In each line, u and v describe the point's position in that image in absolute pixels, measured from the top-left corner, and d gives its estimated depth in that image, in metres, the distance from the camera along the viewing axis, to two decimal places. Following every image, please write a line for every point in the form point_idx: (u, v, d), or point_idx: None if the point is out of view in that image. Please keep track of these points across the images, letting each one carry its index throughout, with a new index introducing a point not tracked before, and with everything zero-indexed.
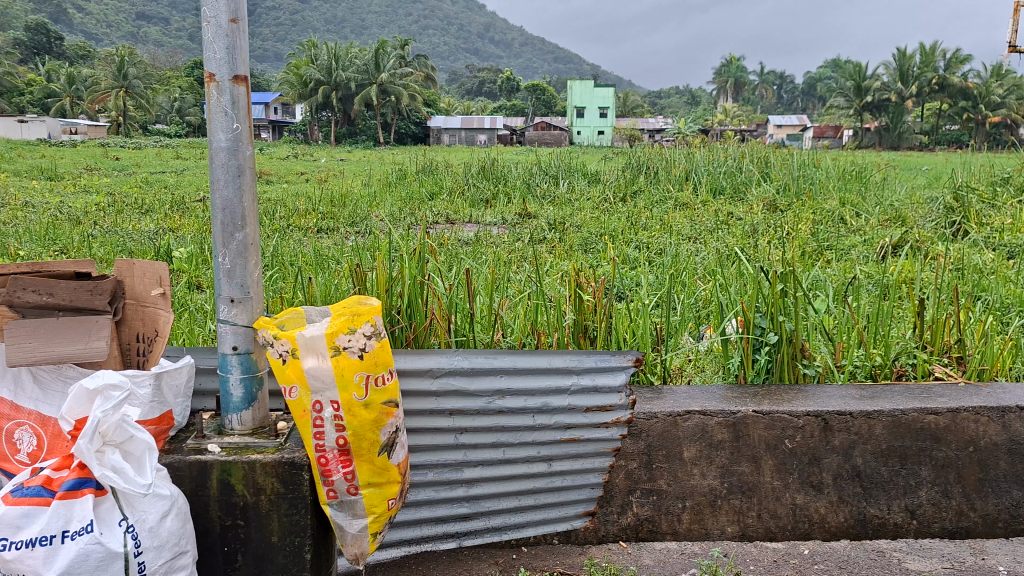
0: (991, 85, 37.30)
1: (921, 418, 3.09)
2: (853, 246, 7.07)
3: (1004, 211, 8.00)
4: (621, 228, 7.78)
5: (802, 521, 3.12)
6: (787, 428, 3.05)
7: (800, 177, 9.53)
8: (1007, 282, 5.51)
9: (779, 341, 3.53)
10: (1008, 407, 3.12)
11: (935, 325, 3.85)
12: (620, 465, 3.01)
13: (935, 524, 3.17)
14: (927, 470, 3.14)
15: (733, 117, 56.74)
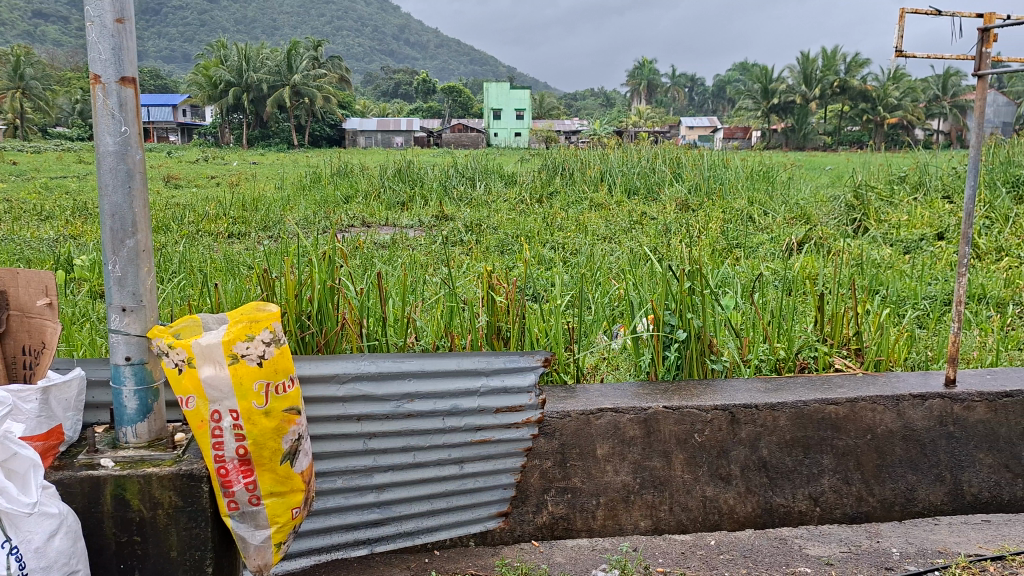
0: (888, 88, 38.98)
1: (823, 409, 3.21)
2: (760, 244, 7.29)
3: (901, 208, 8.38)
4: (537, 230, 7.83)
5: (712, 512, 3.19)
6: (696, 422, 3.12)
7: (710, 177, 9.78)
8: (903, 276, 5.77)
9: (687, 338, 3.61)
10: (902, 395, 3.28)
11: (835, 318, 4.00)
12: (534, 465, 3.04)
13: (837, 510, 3.29)
14: (829, 458, 3.26)
15: (647, 119, 57.82)
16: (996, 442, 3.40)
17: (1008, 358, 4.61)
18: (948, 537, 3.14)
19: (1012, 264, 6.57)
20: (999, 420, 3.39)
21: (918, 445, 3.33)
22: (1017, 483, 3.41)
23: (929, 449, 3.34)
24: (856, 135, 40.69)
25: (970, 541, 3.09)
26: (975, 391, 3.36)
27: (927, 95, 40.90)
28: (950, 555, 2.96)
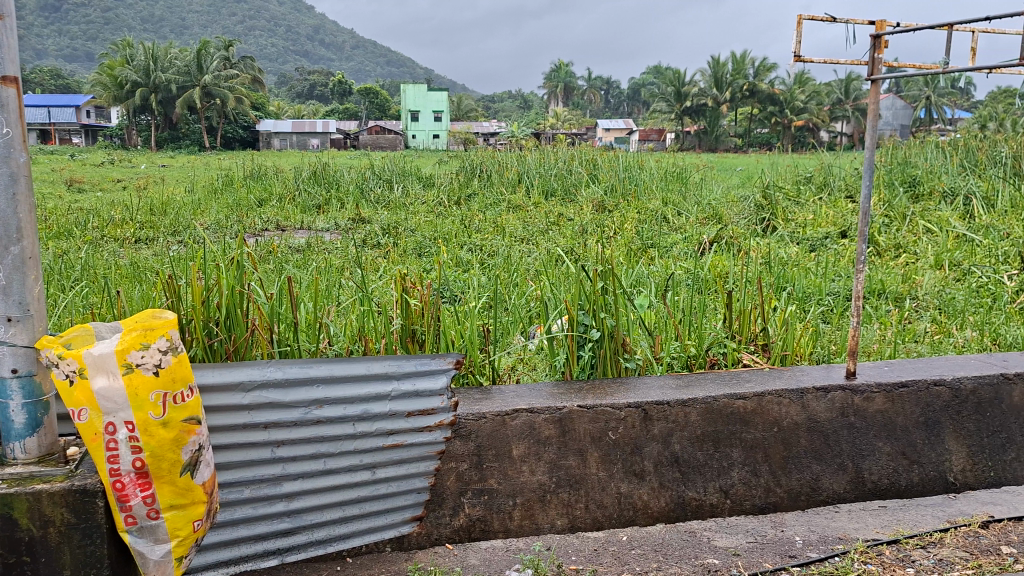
0: (795, 92, 40.29)
1: (731, 403, 3.31)
2: (674, 243, 7.45)
3: (807, 208, 8.69)
4: (454, 232, 7.82)
5: (627, 508, 3.24)
6: (609, 421, 3.17)
7: (626, 178, 9.94)
8: (809, 272, 5.97)
9: (601, 337, 3.66)
10: (806, 388, 3.40)
11: (743, 315, 4.12)
12: (450, 467, 3.03)
13: (746, 502, 3.38)
14: (738, 452, 3.36)
15: (564, 121, 58.37)
16: (893, 431, 3.56)
17: (905, 350, 4.84)
18: (848, 523, 3.26)
19: (909, 260, 6.89)
20: (896, 410, 3.56)
21: (822, 436, 3.46)
22: (912, 470, 3.58)
23: (832, 440, 3.47)
24: (765, 137, 41.95)
25: (869, 526, 3.22)
26: (874, 382, 3.52)
27: (831, 99, 42.47)
28: (849, 541, 3.08)
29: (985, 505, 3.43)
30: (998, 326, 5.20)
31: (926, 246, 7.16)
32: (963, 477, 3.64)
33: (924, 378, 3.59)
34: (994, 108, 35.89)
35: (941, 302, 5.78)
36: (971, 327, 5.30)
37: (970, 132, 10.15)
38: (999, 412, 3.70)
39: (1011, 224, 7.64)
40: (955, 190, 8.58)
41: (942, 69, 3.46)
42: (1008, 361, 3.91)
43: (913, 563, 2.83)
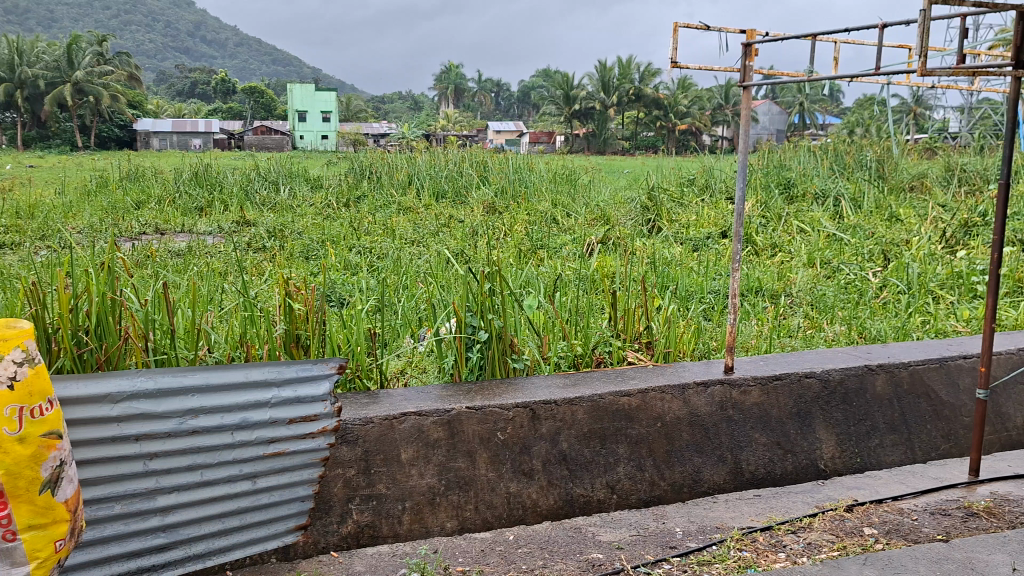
0: (678, 97, 41.57)
1: (616, 400, 3.42)
2: (563, 244, 7.54)
3: (690, 209, 8.98)
4: (343, 234, 7.69)
5: (516, 507, 3.26)
6: (498, 421, 3.21)
7: (516, 180, 10.02)
8: (692, 272, 6.16)
9: (489, 338, 3.68)
10: (687, 384, 3.56)
11: (627, 314, 4.22)
12: (337, 474, 2.98)
13: (632, 496, 3.46)
14: (624, 448, 3.45)
15: (455, 123, 58.30)
16: (769, 422, 3.74)
17: (780, 345, 5.07)
18: (726, 513, 3.39)
19: (785, 259, 7.21)
20: (771, 402, 3.74)
21: (702, 429, 3.60)
22: (787, 459, 3.75)
23: (712, 433, 3.62)
24: (651, 141, 43.06)
25: (744, 515, 3.35)
26: (750, 376, 3.70)
27: (712, 104, 44.04)
28: (726, 530, 3.20)
29: (851, 489, 3.62)
30: (865, 321, 5.52)
31: (799, 245, 7.51)
32: (833, 464, 3.84)
33: (796, 371, 3.80)
34: (861, 114, 38.07)
35: (813, 299, 6.08)
36: (841, 322, 5.60)
37: (839, 136, 10.73)
38: (865, 401, 3.94)
39: (876, 224, 8.12)
40: (825, 193, 9.06)
41: (809, 78, 3.66)
42: (871, 353, 4.16)
43: (785, 547, 2.95)
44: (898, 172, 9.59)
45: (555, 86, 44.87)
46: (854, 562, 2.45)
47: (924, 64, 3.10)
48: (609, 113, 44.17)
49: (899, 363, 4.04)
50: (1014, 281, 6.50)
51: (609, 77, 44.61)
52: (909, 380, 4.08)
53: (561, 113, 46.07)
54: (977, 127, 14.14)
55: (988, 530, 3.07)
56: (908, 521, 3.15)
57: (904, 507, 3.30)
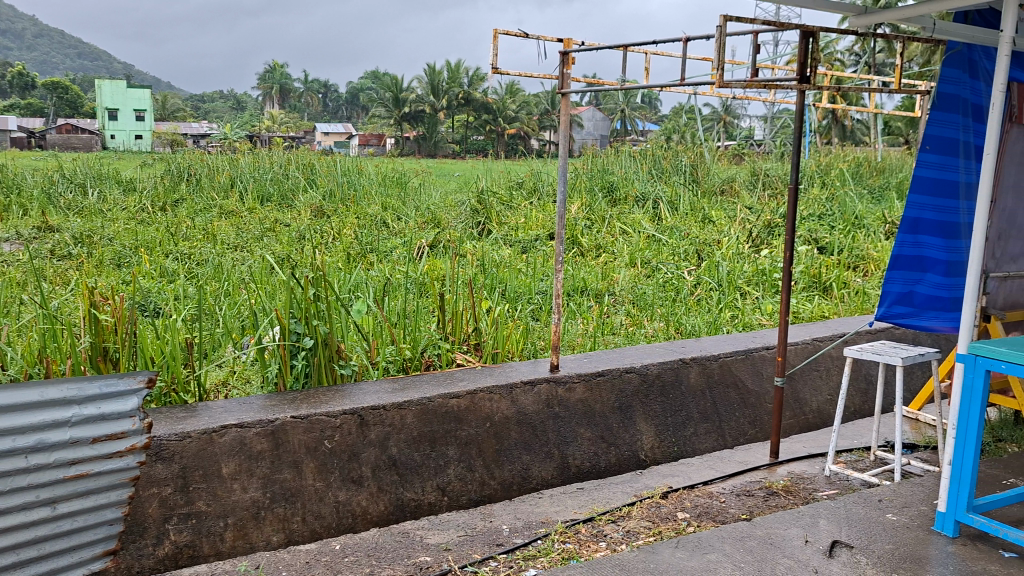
0: (507, 102, 42.34)
1: (445, 402, 3.47)
2: (394, 248, 7.49)
3: (518, 212, 9.18)
4: (159, 240, 7.28)
5: (345, 516, 3.19)
6: (325, 429, 3.17)
7: (344, 183, 9.86)
8: (520, 273, 6.30)
9: (314, 345, 3.61)
10: (514, 383, 3.67)
11: (455, 316, 4.26)
12: (152, 493, 2.81)
13: (463, 497, 3.49)
14: (453, 449, 3.49)
15: (281, 124, 56.52)
16: (592, 417, 3.90)
17: (604, 342, 5.28)
18: (550, 507, 3.49)
19: (608, 259, 7.51)
20: (594, 398, 3.91)
21: (529, 427, 3.71)
22: (610, 451, 3.91)
23: (539, 430, 3.73)
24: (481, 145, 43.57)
25: (567, 508, 3.46)
26: (574, 373, 3.86)
27: (540, 109, 45.20)
28: (551, 524, 3.29)
29: (667, 477, 3.82)
30: (681, 317, 5.86)
31: (622, 245, 7.85)
32: (653, 454, 4.04)
33: (617, 366, 4.00)
34: (676, 121, 40.34)
35: (634, 297, 6.36)
36: (659, 318, 5.91)
37: (656, 141, 11.23)
38: (680, 393, 4.20)
39: (690, 225, 8.60)
40: (645, 195, 9.51)
41: (622, 86, 3.86)
42: (685, 347, 4.43)
43: (605, 536, 3.07)
44: (710, 177, 10.21)
45: (383, 88, 44.43)
46: (667, 545, 2.57)
47: (721, 75, 3.34)
48: (440, 117, 44.25)
49: (710, 356, 4.34)
50: (811, 277, 7.09)
51: (438, 80, 44.69)
52: (720, 371, 4.38)
53: (390, 116, 45.71)
54: (778, 136, 15.32)
55: (786, 506, 3.34)
56: (717, 503, 3.36)
57: (713, 490, 3.52)
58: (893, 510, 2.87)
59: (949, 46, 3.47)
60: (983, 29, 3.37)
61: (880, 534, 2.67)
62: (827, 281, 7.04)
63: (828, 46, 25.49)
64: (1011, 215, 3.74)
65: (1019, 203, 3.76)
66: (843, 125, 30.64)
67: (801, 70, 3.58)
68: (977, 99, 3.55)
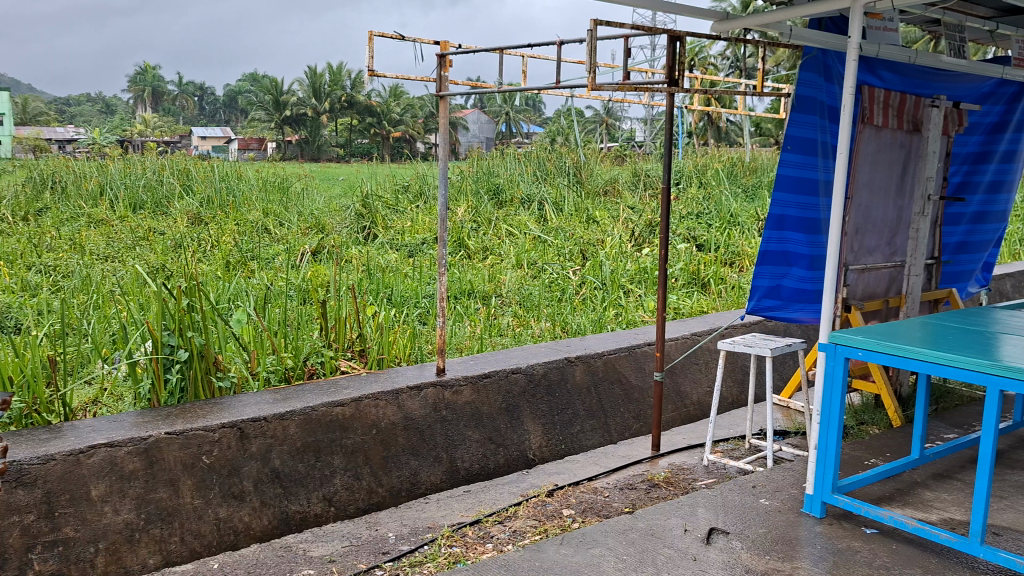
0: (391, 105, 41.94)
1: (329, 411, 3.41)
2: (276, 254, 7.30)
3: (405, 216, 9.12)
4: (20, 252, 6.84)
5: (227, 533, 3.08)
6: (202, 444, 3.06)
7: (223, 189, 9.53)
8: (407, 277, 6.25)
9: (190, 357, 3.48)
10: (400, 388, 3.64)
11: (338, 323, 4.19)
12: (13, 522, 2.63)
13: (350, 506, 3.43)
14: (339, 458, 3.42)
15: (154, 128, 54.17)
16: (480, 419, 3.91)
17: (492, 344, 5.31)
18: (437, 511, 3.47)
19: (495, 260, 7.55)
20: (481, 399, 3.93)
21: (417, 432, 3.69)
22: (499, 452, 3.93)
23: (426, 435, 3.72)
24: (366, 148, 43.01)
25: (454, 512, 3.45)
26: (460, 376, 3.87)
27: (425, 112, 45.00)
28: (437, 528, 3.28)
29: (553, 474, 3.87)
30: (567, 316, 5.96)
31: (508, 247, 7.90)
32: (541, 453, 4.08)
33: (503, 367, 4.03)
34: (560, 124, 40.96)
35: (520, 298, 6.41)
36: (545, 319, 5.99)
37: (541, 143, 11.33)
38: (566, 391, 4.26)
39: (575, 225, 8.75)
40: (530, 198, 9.62)
41: (501, 89, 3.89)
42: (570, 346, 4.51)
43: (492, 538, 3.08)
44: (593, 179, 10.41)
45: (262, 90, 43.23)
46: (552, 542, 2.60)
47: (593, 79, 3.42)
48: (322, 120, 43.42)
49: (594, 354, 4.42)
50: (690, 274, 7.34)
51: (320, 83, 43.85)
52: (604, 368, 4.47)
53: (270, 119, 44.51)
54: (657, 137, 15.78)
55: (667, 497, 3.44)
56: (601, 498, 3.43)
57: (598, 485, 3.59)
58: (765, 495, 3.00)
59: (805, 51, 3.62)
60: (835, 36, 3.53)
61: (754, 519, 2.78)
62: (705, 277, 7.30)
63: (701, 51, 26.44)
64: (866, 210, 3.97)
65: (872, 199, 3.99)
66: (718, 127, 31.83)
67: (670, 74, 3.69)
68: (832, 101, 3.74)
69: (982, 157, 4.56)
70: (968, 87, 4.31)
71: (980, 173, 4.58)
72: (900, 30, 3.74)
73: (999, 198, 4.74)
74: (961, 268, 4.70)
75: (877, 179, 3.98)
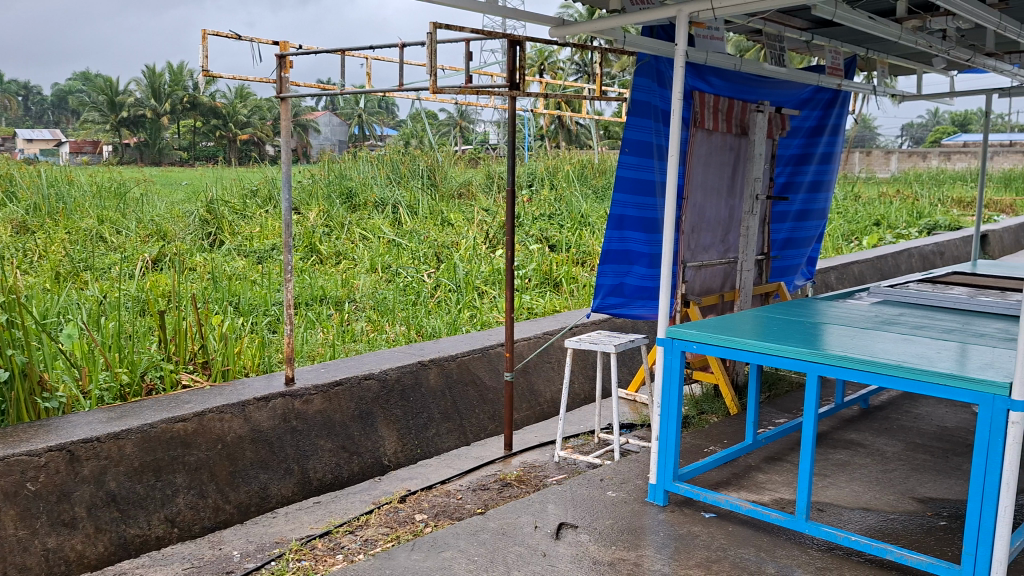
0: (238, 107, 40.44)
1: (170, 428, 3.25)
2: (113, 264, 6.88)
3: (253, 221, 8.83)
4: None
5: (57, 564, 2.87)
6: (27, 470, 2.84)
7: (51, 196, 8.89)
8: (256, 285, 6.05)
9: (11, 377, 3.22)
10: (246, 400, 3.52)
11: (179, 334, 3.99)
12: None
13: (195, 526, 3.27)
14: (182, 477, 3.26)
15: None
16: (332, 427, 3.83)
17: (344, 350, 5.22)
18: (285, 526, 3.37)
19: (348, 265, 7.42)
20: (333, 407, 3.85)
21: (266, 445, 3.57)
22: (353, 460, 3.86)
23: (276, 447, 3.60)
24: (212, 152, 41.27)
25: (304, 524, 3.37)
26: (310, 385, 3.78)
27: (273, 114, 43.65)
28: (285, 543, 3.19)
29: (406, 480, 3.85)
30: (421, 320, 5.94)
31: (362, 251, 7.79)
32: (396, 458, 4.04)
33: (355, 374, 3.96)
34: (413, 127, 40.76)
35: (375, 302, 6.33)
36: (400, 322, 5.95)
37: (394, 145, 11.21)
38: (420, 395, 4.24)
39: (429, 228, 8.73)
40: (384, 201, 9.50)
41: (344, 91, 3.82)
42: (423, 349, 4.49)
43: (342, 548, 3.02)
44: (447, 180, 10.41)
45: (95, 91, 40.58)
46: (403, 548, 2.58)
47: (435, 82, 3.44)
48: (163, 121, 41.31)
49: (447, 356, 4.42)
50: (543, 274, 7.47)
51: (160, 83, 41.72)
52: (457, 370, 4.48)
53: (105, 121, 41.91)
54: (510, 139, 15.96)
55: (518, 496, 3.49)
56: (454, 501, 3.44)
57: (450, 488, 3.60)
58: (612, 487, 3.10)
59: (639, 57, 3.77)
60: (665, 42, 3.67)
61: (601, 511, 2.86)
62: (557, 276, 7.46)
63: (550, 57, 27.01)
64: (700, 210, 4.16)
65: (706, 198, 4.19)
66: (568, 129, 32.56)
67: (511, 78, 3.74)
68: (665, 106, 3.91)
69: (803, 159, 4.88)
70: (788, 93, 4.60)
71: (802, 174, 4.90)
72: (726, 39, 3.93)
73: (820, 197, 5.09)
74: (787, 263, 5.02)
75: (710, 180, 4.19)
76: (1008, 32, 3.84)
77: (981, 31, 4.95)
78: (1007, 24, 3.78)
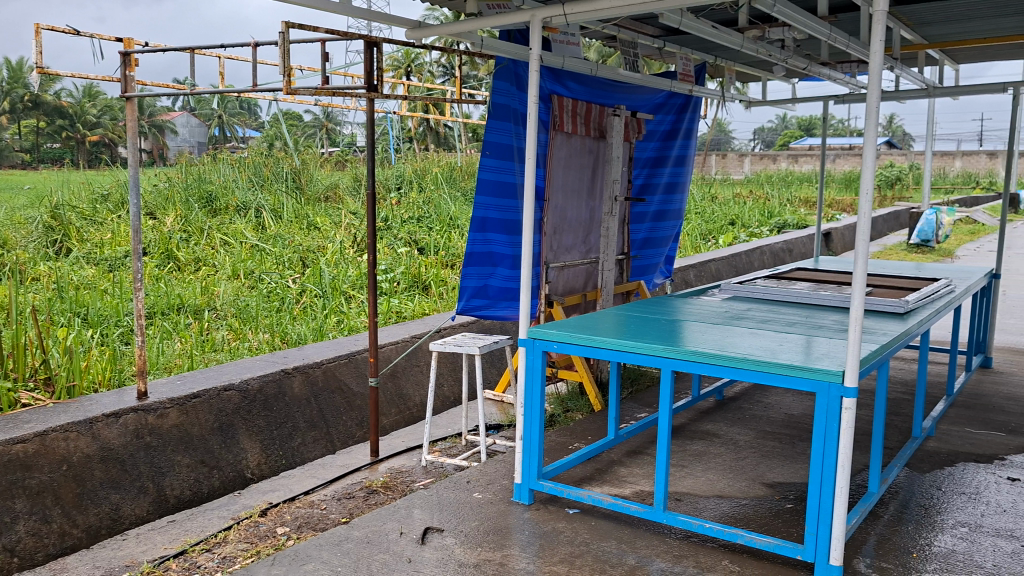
0: (86, 106, 38.15)
1: (8, 449, 3.02)
2: None
3: (103, 227, 8.35)
4: None
5: None
6: None
7: None
8: (106, 294, 5.72)
9: None
10: (94, 417, 3.32)
11: (17, 350, 3.72)
12: None
13: (38, 553, 3.06)
14: (21, 502, 3.03)
15: None
16: (190, 441, 3.67)
17: (203, 361, 5.02)
18: (136, 548, 3.20)
19: (208, 272, 7.13)
20: (190, 421, 3.69)
21: (116, 463, 3.38)
22: (212, 474, 3.72)
23: (128, 465, 3.42)
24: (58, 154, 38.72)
25: (157, 545, 3.21)
26: (165, 398, 3.61)
27: None
28: (136, 566, 3.03)
29: (268, 493, 3.74)
30: (285, 327, 5.77)
31: (222, 257, 7.50)
32: (258, 471, 3.92)
33: (214, 385, 3.81)
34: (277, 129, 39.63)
35: (236, 310, 6.10)
36: (263, 330, 5.77)
37: (255, 147, 10.85)
38: (284, 404, 4.12)
39: (294, 233, 8.50)
40: (246, 205, 9.19)
41: (194, 91, 3.66)
42: (287, 357, 4.37)
43: (198, 568, 2.90)
44: (313, 184, 10.11)
45: None
46: (263, 564, 2.49)
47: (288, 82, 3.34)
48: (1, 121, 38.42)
49: (312, 363, 4.32)
50: (412, 277, 7.42)
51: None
52: (323, 377, 4.38)
53: None
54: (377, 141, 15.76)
55: (383, 503, 3.45)
56: (317, 512, 3.37)
57: (314, 499, 3.51)
58: (478, 488, 3.11)
59: (498, 61, 3.81)
60: (522, 46, 3.73)
61: (467, 513, 2.87)
62: (426, 279, 7.43)
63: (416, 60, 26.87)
64: (560, 212, 4.25)
65: (566, 200, 4.28)
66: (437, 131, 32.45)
67: (369, 80, 3.68)
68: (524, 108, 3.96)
69: (658, 161, 5.06)
70: (643, 98, 4.76)
71: (658, 176, 5.08)
72: (582, 45, 4.03)
73: (675, 198, 5.28)
74: (646, 262, 5.19)
75: (570, 182, 4.27)
76: (838, 43, 4.08)
77: (814, 41, 5.28)
78: (838, 35, 4.02)
